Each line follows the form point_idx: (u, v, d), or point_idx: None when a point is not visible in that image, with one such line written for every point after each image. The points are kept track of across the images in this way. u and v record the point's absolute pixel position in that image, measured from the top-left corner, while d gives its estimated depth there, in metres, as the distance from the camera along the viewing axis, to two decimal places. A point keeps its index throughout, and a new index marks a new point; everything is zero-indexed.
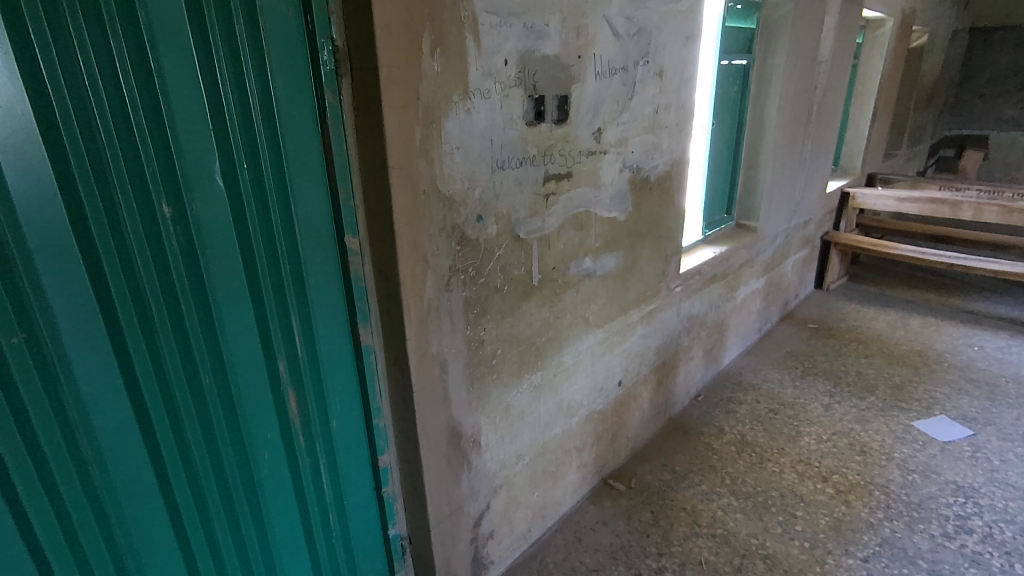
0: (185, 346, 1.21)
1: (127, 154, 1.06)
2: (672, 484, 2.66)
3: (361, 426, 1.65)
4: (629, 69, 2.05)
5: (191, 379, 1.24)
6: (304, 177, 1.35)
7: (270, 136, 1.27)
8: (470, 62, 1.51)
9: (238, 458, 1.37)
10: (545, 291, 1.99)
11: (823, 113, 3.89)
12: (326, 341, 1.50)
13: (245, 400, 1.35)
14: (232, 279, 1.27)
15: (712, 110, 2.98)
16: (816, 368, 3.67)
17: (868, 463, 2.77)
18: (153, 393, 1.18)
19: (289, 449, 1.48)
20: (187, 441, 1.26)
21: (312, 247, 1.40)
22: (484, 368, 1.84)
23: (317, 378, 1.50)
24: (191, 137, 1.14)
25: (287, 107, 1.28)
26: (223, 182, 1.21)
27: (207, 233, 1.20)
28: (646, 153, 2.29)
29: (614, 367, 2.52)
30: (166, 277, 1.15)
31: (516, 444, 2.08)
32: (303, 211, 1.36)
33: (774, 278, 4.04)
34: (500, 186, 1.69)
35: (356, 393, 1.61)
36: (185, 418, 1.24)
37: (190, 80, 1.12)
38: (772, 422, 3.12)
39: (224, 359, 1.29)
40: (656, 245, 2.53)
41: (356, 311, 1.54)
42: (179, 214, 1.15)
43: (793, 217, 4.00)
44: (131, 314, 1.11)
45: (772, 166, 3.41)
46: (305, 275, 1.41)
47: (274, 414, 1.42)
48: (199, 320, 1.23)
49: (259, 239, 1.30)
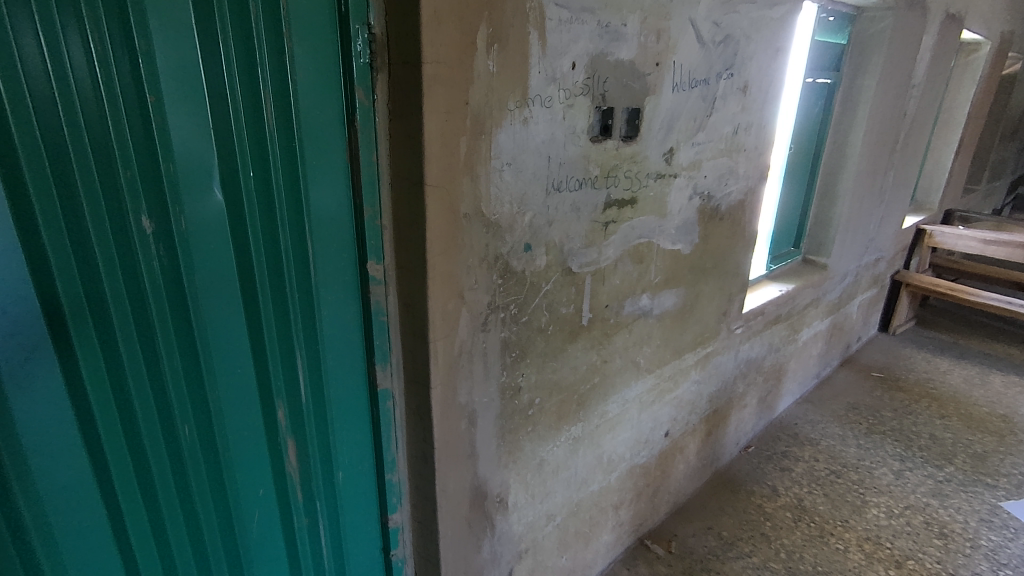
0: (162, 390, 0.99)
1: (99, 155, 0.83)
2: (718, 553, 2.34)
3: (371, 480, 1.41)
4: (711, 82, 1.77)
5: (166, 429, 1.01)
6: (325, 191, 1.12)
7: (284, 139, 1.04)
8: (532, 64, 1.25)
9: (220, 520, 1.14)
10: (595, 331, 1.72)
11: (910, 142, 3.50)
12: (337, 384, 1.26)
13: (233, 453, 1.13)
14: (227, 312, 1.04)
15: (792, 133, 2.67)
16: (883, 426, 3.28)
17: (950, 549, 2.40)
18: (118, 447, 0.95)
19: (283, 507, 1.25)
20: (158, 502, 1.03)
21: (329, 274, 1.17)
22: (518, 419, 1.59)
23: (323, 427, 1.27)
24: (185, 136, 0.92)
25: (308, 106, 1.05)
26: (221, 193, 0.98)
27: (197, 255, 0.97)
28: (720, 179, 2.00)
29: (663, 417, 2.23)
30: (142, 306, 0.93)
31: (548, 504, 1.82)
32: (321, 231, 1.13)
33: (839, 320, 3.66)
34: (554, 211, 1.44)
35: (368, 443, 1.38)
36: (157, 477, 1.02)
37: (188, 65, 0.90)
38: (833, 486, 2.76)
39: (210, 403, 1.06)
40: (720, 283, 2.23)
41: (374, 349, 1.30)
42: (163, 229, 0.93)
43: (866, 254, 3.62)
44: (93, 353, 0.89)
45: (851, 198, 3.05)
46: (317, 307, 1.17)
47: (267, 467, 1.19)
48: (182, 359, 1.00)
49: (262, 262, 1.07)
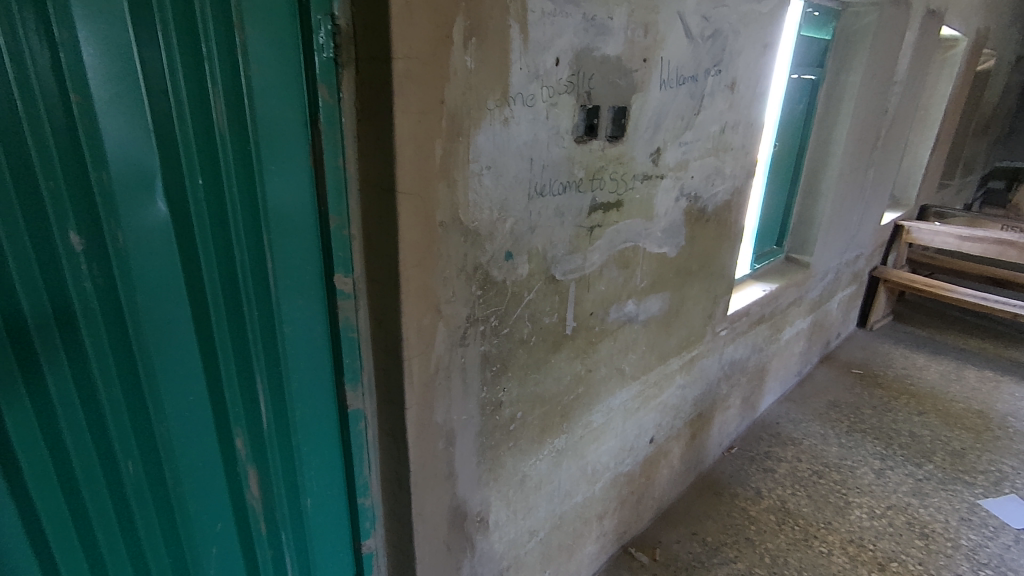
0: (101, 427, 0.88)
1: (14, 165, 0.72)
2: (703, 559, 2.30)
3: (341, 506, 1.32)
4: (699, 79, 1.69)
5: (107, 469, 0.90)
6: (287, 199, 1.01)
7: (237, 143, 0.93)
8: (513, 60, 1.16)
9: (173, 562, 1.03)
10: (579, 340, 1.65)
11: (891, 139, 3.49)
12: (303, 406, 1.16)
13: (186, 489, 1.02)
14: (176, 336, 0.94)
15: (776, 131, 2.62)
16: (863, 424, 3.28)
17: (932, 550, 2.40)
18: (50, 493, 0.84)
19: (245, 541, 1.15)
20: (101, 550, 0.92)
21: (293, 288, 1.07)
22: (499, 435, 1.51)
23: (288, 453, 1.17)
24: (118, 141, 0.80)
25: (265, 104, 0.94)
26: (165, 204, 0.87)
27: (137, 273, 0.86)
28: (707, 179, 1.93)
29: (648, 423, 2.17)
30: (76, 334, 0.82)
31: (530, 520, 1.75)
32: (282, 243, 1.03)
33: (819, 317, 3.65)
34: (537, 216, 1.35)
35: (338, 466, 1.28)
36: (97, 523, 0.91)
37: (121, 59, 0.78)
38: (816, 487, 2.75)
39: (157, 437, 0.96)
40: (705, 285, 2.17)
41: (343, 368, 1.20)
42: (96, 247, 0.81)
43: (846, 252, 3.61)
44: (15, 392, 0.77)
45: (834, 197, 3.03)
46: (279, 326, 1.07)
47: (225, 500, 1.09)
48: (125, 391, 0.89)
49: (214, 279, 0.96)
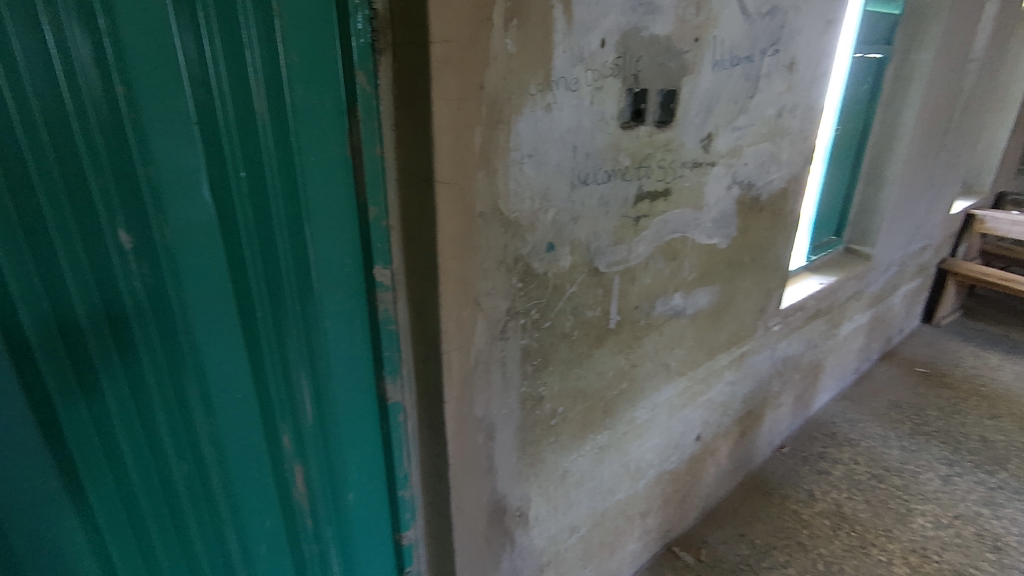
0: (151, 419, 0.89)
1: (64, 163, 0.73)
2: (751, 562, 2.21)
3: (382, 498, 1.31)
4: (755, 59, 1.59)
5: (158, 462, 0.92)
6: (326, 190, 1.00)
7: (278, 134, 0.92)
8: (556, 41, 1.11)
9: (223, 552, 1.05)
10: (623, 334, 1.59)
11: (966, 121, 3.24)
12: (343, 400, 1.16)
13: (233, 482, 1.03)
14: (221, 331, 0.94)
15: (837, 115, 2.47)
16: (928, 426, 3.08)
17: (1004, 564, 2.23)
18: (104, 484, 0.87)
19: (292, 532, 1.16)
20: (153, 539, 0.95)
21: (333, 281, 1.06)
22: (540, 430, 1.47)
23: (330, 446, 1.17)
24: (164, 138, 0.81)
25: (304, 94, 0.93)
26: (209, 199, 0.87)
27: (185, 269, 0.87)
28: (762, 166, 1.83)
29: (694, 420, 2.09)
30: (127, 329, 0.83)
31: (571, 516, 1.71)
32: (322, 235, 1.02)
33: (881, 312, 3.45)
34: (580, 206, 1.30)
35: (378, 459, 1.28)
36: (150, 513, 0.93)
37: (162, 49, 0.78)
38: (875, 492, 2.60)
39: (203, 431, 0.97)
40: (758, 278, 2.07)
41: (383, 361, 1.19)
42: (146, 245, 0.82)
43: (913, 243, 3.38)
44: (68, 386, 0.79)
45: (900, 184, 2.83)
46: (320, 319, 1.07)
47: (272, 493, 1.10)
48: (173, 385, 0.91)
49: (257, 275, 0.96)
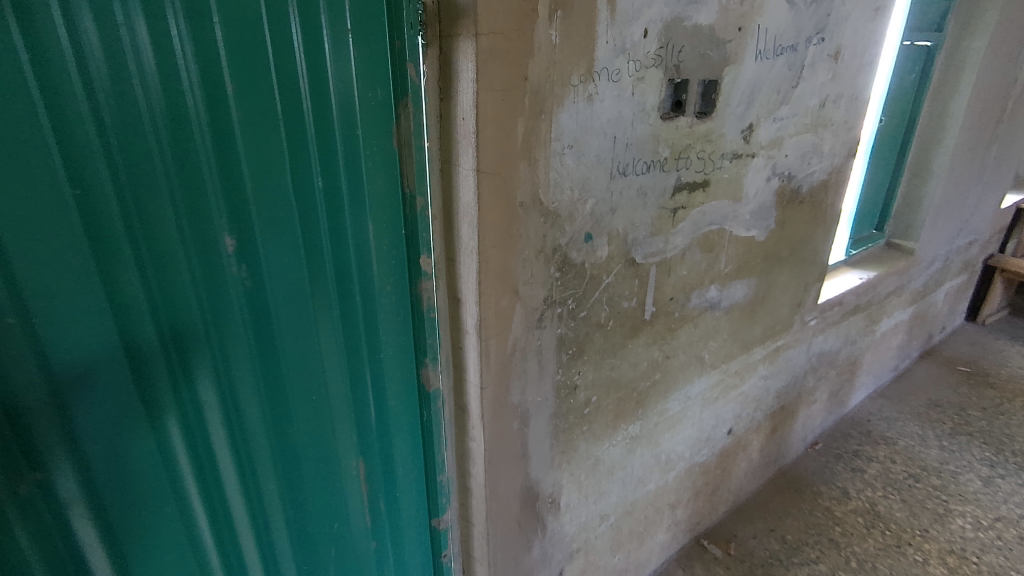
0: (243, 410, 0.95)
1: (182, 173, 0.79)
2: (781, 558, 2.20)
3: (428, 488, 1.35)
4: (799, 49, 1.57)
5: (247, 450, 0.98)
6: (381, 186, 1.02)
7: (339, 131, 0.94)
8: (599, 32, 1.11)
9: (298, 534, 1.12)
10: (657, 326, 1.59)
11: (1020, 111, 3.10)
12: (394, 392, 1.19)
13: (311, 471, 1.09)
14: (289, 330, 0.97)
15: (882, 106, 2.40)
16: (970, 426, 2.99)
17: None
18: (204, 466, 0.93)
19: (357, 521, 1.22)
20: (240, 519, 1.01)
21: (387, 276, 1.08)
22: (573, 419, 1.49)
23: (381, 439, 1.20)
24: (264, 149, 0.86)
25: (362, 88, 0.94)
26: (281, 201, 0.90)
27: (276, 272, 0.93)
28: (804, 158, 1.80)
29: (726, 414, 2.08)
30: (219, 326, 0.89)
31: (601, 505, 1.73)
32: (376, 231, 1.04)
33: (923, 309, 3.35)
34: (618, 197, 1.31)
35: (425, 450, 1.31)
36: (239, 495, 0.99)
37: (254, 58, 0.81)
38: (911, 491, 2.54)
39: (285, 422, 1.02)
40: (796, 273, 2.04)
41: (430, 352, 1.22)
42: (244, 248, 0.88)
43: (959, 238, 3.27)
44: (178, 376, 0.86)
45: (947, 177, 2.74)
46: (376, 316, 1.09)
47: (343, 483, 1.16)
48: (247, 382, 0.94)
49: (336, 277, 1.01)
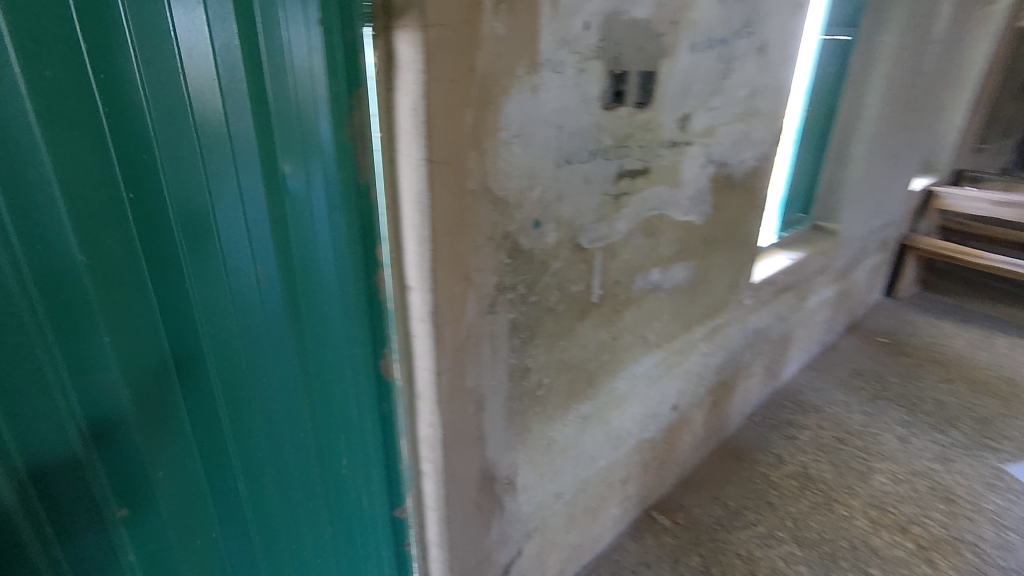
0: (264, 387, 1.04)
1: (217, 176, 0.88)
2: (725, 523, 2.35)
3: (392, 477, 1.40)
4: (729, 42, 1.66)
5: (266, 425, 1.07)
6: (332, 185, 1.05)
7: (286, 135, 0.96)
8: (543, 25, 1.15)
9: (308, 505, 1.21)
10: (605, 309, 1.66)
11: (925, 101, 3.38)
12: (355, 387, 1.23)
13: (319, 444, 1.19)
14: (256, 336, 1.00)
15: (805, 97, 2.57)
16: (888, 391, 3.26)
17: (955, 514, 2.41)
18: (232, 440, 1.02)
19: (356, 493, 1.31)
20: (260, 490, 1.10)
21: (340, 275, 1.12)
22: (527, 401, 1.54)
23: (345, 431, 1.24)
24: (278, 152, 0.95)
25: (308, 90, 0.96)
26: (246, 213, 0.93)
27: (291, 261, 1.02)
28: (736, 145, 1.90)
29: (671, 390, 2.19)
30: (245, 311, 0.97)
31: (557, 483, 1.80)
32: (327, 232, 1.06)
33: (845, 286, 3.61)
34: (565, 184, 1.36)
35: (387, 440, 1.36)
36: (259, 467, 1.08)
37: (270, 72, 0.91)
38: (838, 453, 2.76)
39: (297, 399, 1.11)
40: (731, 254, 2.16)
41: (386, 345, 1.26)
42: (266, 240, 0.97)
43: (875, 219, 3.54)
44: (212, 356, 0.95)
45: (865, 162, 2.95)
46: (332, 313, 1.13)
47: (344, 456, 1.26)
48: (261, 366, 1.03)
49: (340, 266, 1.11)
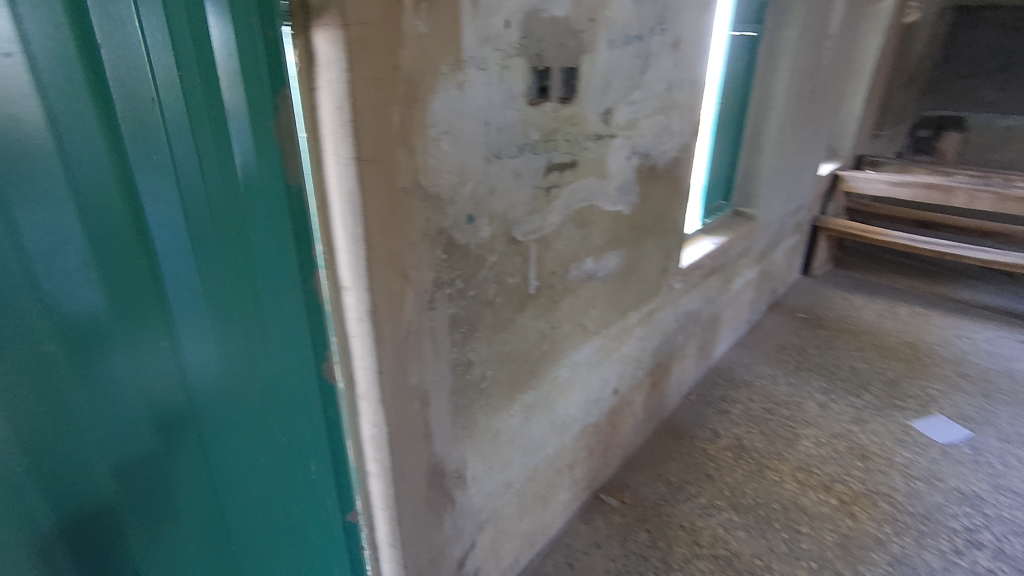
0: (228, 383, 1.06)
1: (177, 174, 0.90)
2: (668, 498, 2.46)
3: (342, 483, 1.39)
4: (645, 38, 1.74)
5: (232, 421, 1.09)
6: (261, 194, 1.03)
7: (208, 147, 0.93)
8: (465, 23, 1.17)
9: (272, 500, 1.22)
10: (542, 299, 1.71)
11: (827, 92, 3.65)
12: (314, 385, 1.25)
13: (281, 440, 1.21)
14: (194, 358, 0.99)
15: (719, 90, 2.72)
16: (808, 362, 3.51)
17: (871, 469, 2.63)
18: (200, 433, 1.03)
19: (317, 490, 1.33)
20: (225, 486, 1.11)
21: (276, 284, 1.11)
22: (472, 394, 1.57)
23: (292, 441, 1.23)
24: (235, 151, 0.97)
25: (229, 100, 0.94)
26: (205, 212, 0.95)
27: (251, 260, 1.05)
28: (657, 137, 2.00)
29: (611, 375, 2.27)
30: (209, 307, 0.99)
31: (506, 473, 1.83)
32: (261, 242, 1.05)
33: (766, 266, 3.84)
34: (496, 179, 1.39)
35: (336, 444, 1.35)
36: (225, 463, 1.09)
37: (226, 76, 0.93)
38: (767, 423, 2.95)
39: (260, 396, 1.13)
40: (660, 241, 2.27)
41: (327, 348, 1.25)
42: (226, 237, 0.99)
43: (789, 203, 3.79)
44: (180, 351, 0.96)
45: (776, 150, 3.16)
46: (272, 324, 1.12)
47: (306, 452, 1.28)
48: (227, 361, 1.05)
49: (296, 263, 1.14)
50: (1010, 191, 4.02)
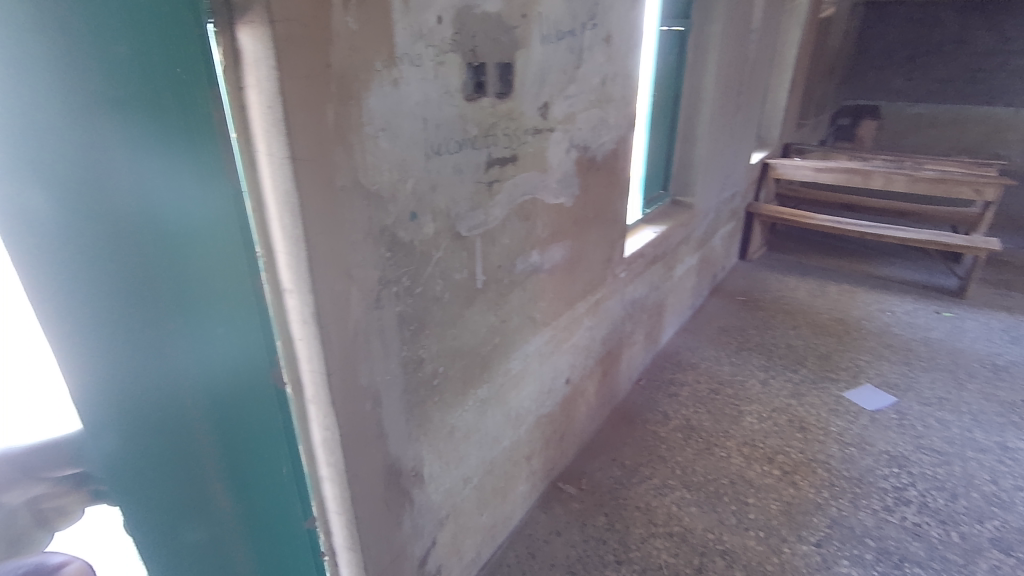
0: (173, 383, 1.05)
1: (105, 170, 0.87)
2: (624, 481, 2.53)
3: (301, 486, 1.38)
4: (577, 34, 1.78)
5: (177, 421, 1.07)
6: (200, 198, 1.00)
7: (128, 154, 0.89)
8: (396, 19, 1.17)
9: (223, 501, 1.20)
10: (490, 294, 1.73)
11: (753, 84, 3.83)
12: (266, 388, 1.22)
13: (236, 440, 1.19)
14: (140, 354, 0.99)
15: (652, 84, 2.81)
16: (749, 342, 3.68)
17: (809, 439, 2.79)
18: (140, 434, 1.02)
19: (274, 490, 1.32)
20: (171, 484, 1.09)
21: (222, 290, 1.08)
22: (424, 391, 1.57)
23: (243, 448, 1.21)
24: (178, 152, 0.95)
25: (152, 105, 0.90)
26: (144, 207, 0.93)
27: (199, 258, 1.02)
28: (594, 130, 2.05)
29: (562, 365, 2.32)
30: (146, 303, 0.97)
31: (463, 468, 1.84)
32: (203, 248, 1.03)
33: (706, 253, 4.00)
34: (437, 175, 1.39)
35: (294, 449, 1.33)
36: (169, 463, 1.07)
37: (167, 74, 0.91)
38: (713, 402, 3.08)
39: (209, 397, 1.11)
40: (603, 231, 2.33)
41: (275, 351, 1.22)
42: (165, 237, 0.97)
43: (724, 191, 3.96)
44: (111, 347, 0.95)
45: (709, 140, 3.29)
46: (216, 331, 1.09)
47: (262, 453, 1.26)
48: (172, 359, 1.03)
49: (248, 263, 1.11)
50: (920, 173, 4.33)
